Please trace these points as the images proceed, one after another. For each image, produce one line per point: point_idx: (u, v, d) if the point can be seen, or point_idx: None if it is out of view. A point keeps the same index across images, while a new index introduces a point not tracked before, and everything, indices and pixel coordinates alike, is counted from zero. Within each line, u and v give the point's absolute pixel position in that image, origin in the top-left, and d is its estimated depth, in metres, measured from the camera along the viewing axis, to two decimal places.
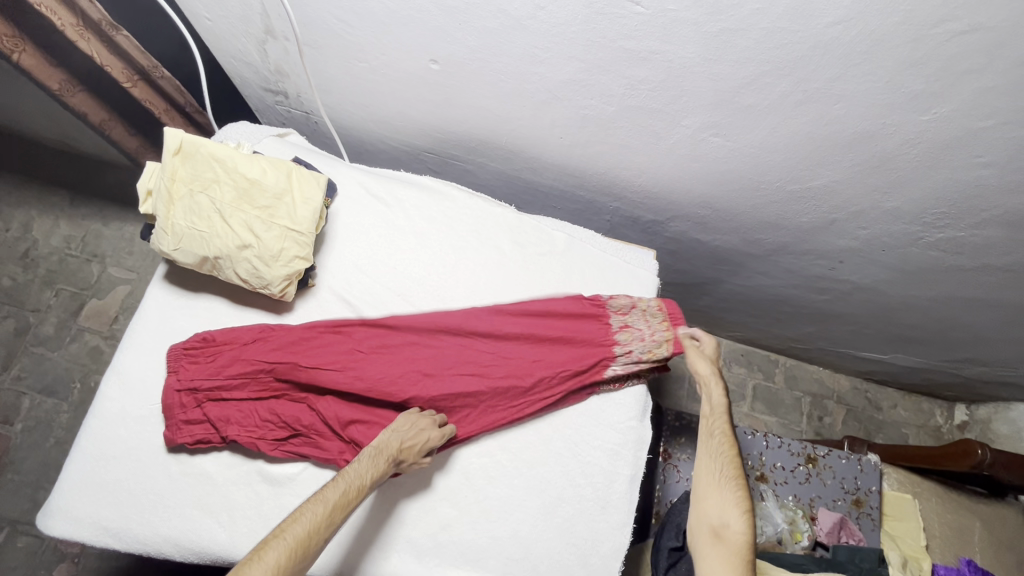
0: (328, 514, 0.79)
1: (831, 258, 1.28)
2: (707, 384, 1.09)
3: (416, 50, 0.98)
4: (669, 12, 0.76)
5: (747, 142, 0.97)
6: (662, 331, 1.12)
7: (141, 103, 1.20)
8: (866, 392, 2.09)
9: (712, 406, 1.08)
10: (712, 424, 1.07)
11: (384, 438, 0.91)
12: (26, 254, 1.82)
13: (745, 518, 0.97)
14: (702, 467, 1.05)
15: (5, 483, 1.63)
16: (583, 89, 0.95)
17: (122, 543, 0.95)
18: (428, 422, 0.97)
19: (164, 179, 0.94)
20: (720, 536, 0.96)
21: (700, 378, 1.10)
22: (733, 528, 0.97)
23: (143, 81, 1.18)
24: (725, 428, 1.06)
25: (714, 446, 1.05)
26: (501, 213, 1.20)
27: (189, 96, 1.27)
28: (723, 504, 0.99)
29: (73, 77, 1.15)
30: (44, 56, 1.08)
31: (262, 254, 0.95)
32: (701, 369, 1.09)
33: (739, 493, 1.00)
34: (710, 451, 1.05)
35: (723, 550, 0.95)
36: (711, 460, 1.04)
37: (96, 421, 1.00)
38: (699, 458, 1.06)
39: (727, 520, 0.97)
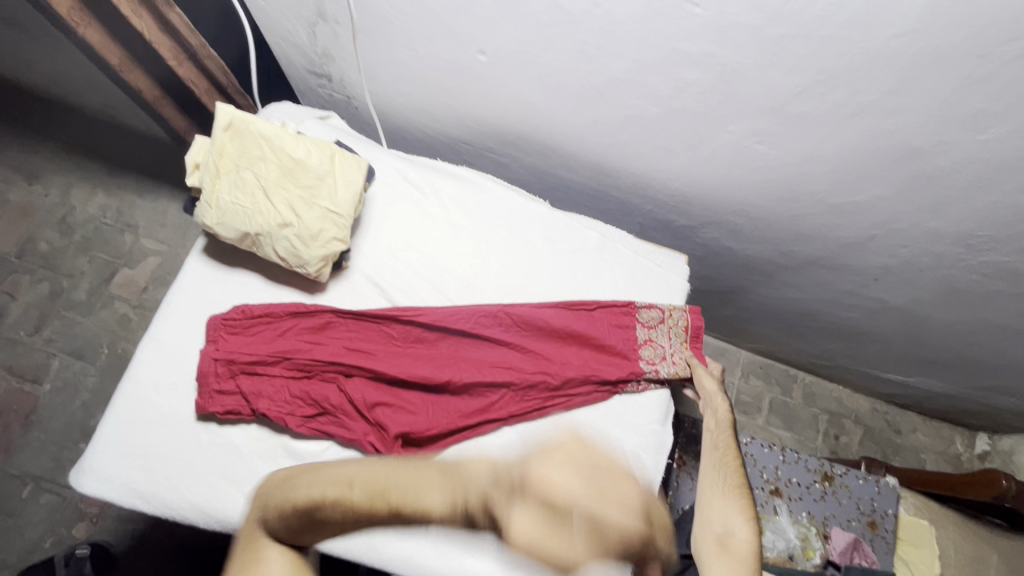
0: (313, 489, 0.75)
1: (864, 274, 1.26)
2: (711, 399, 1.11)
3: (466, 40, 0.98)
4: (728, 15, 0.75)
5: (792, 152, 0.96)
6: (684, 353, 1.14)
7: (184, 82, 1.23)
8: (886, 414, 2.05)
9: (718, 420, 1.09)
10: (715, 437, 1.08)
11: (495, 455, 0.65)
12: (63, 220, 1.89)
13: (749, 526, 0.99)
14: (704, 477, 1.06)
15: (31, 440, 1.69)
16: (630, 88, 0.95)
17: (150, 505, 0.97)
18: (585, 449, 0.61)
19: (213, 153, 0.95)
20: (724, 544, 0.97)
21: (705, 394, 1.11)
22: (737, 536, 0.97)
23: (190, 61, 1.21)
24: (728, 440, 1.07)
25: (717, 458, 1.06)
26: (534, 208, 1.20)
27: (231, 76, 1.29)
28: (727, 512, 1.00)
29: (125, 55, 1.18)
30: (106, 33, 1.11)
31: (302, 234, 0.96)
32: (707, 386, 1.11)
33: (741, 501, 1.01)
34: (714, 462, 1.06)
35: (728, 558, 0.95)
36: (715, 471, 1.05)
37: (131, 384, 1.03)
38: (703, 469, 1.07)
39: (732, 528, 0.98)
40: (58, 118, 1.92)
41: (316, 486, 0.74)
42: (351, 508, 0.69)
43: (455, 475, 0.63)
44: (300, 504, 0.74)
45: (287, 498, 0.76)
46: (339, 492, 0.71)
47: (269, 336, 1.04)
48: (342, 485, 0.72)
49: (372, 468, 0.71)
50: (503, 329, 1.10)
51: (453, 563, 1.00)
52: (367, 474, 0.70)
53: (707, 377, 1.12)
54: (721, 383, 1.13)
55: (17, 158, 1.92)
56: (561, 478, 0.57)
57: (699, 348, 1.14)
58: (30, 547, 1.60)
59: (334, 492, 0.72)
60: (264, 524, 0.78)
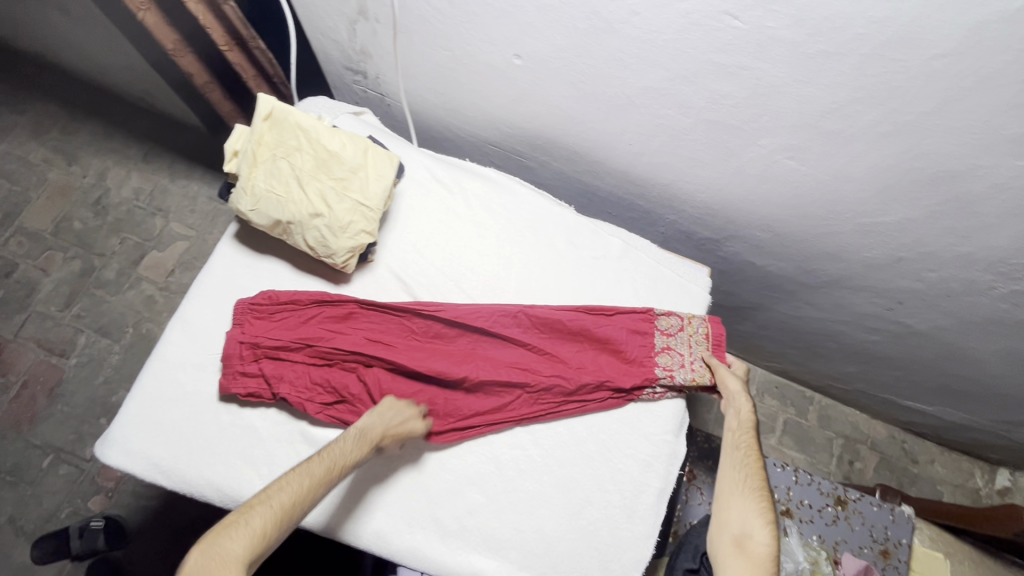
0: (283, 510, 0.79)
1: (889, 297, 1.24)
2: (733, 399, 1.08)
3: (502, 44, 1.00)
4: (767, 29, 0.76)
5: (823, 169, 0.96)
6: (703, 360, 1.12)
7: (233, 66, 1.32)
8: (903, 442, 2.01)
9: (740, 421, 1.07)
10: (736, 438, 1.06)
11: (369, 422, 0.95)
12: (99, 200, 1.96)
13: (769, 529, 0.94)
14: (724, 477, 1.02)
15: (55, 412, 1.75)
16: (662, 98, 0.95)
17: (169, 480, 1.00)
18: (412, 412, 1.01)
19: (251, 141, 0.98)
20: (742, 545, 0.93)
21: (727, 394, 1.09)
22: (756, 539, 0.93)
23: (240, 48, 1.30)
24: (751, 442, 1.04)
25: (738, 458, 1.03)
26: (559, 212, 1.21)
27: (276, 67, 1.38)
28: (747, 513, 0.96)
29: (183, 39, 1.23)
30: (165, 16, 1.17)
31: (332, 225, 0.98)
32: (730, 385, 1.09)
33: (762, 503, 0.97)
34: (735, 463, 1.03)
35: (745, 561, 0.91)
36: (735, 472, 1.02)
37: (158, 362, 1.06)
38: (723, 469, 1.04)
39: (750, 530, 0.94)
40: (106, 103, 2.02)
41: (253, 513, 0.77)
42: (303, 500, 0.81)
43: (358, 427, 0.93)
44: (249, 532, 0.75)
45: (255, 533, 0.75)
46: (288, 493, 0.80)
47: (294, 323, 1.06)
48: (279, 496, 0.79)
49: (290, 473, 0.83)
50: (523, 326, 1.11)
51: (458, 557, 1.01)
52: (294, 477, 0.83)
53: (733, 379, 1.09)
54: (744, 386, 1.10)
55: (61, 140, 2.01)
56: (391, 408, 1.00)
57: (721, 355, 1.13)
58: (46, 516, 1.67)
59: (282, 499, 0.79)
60: None
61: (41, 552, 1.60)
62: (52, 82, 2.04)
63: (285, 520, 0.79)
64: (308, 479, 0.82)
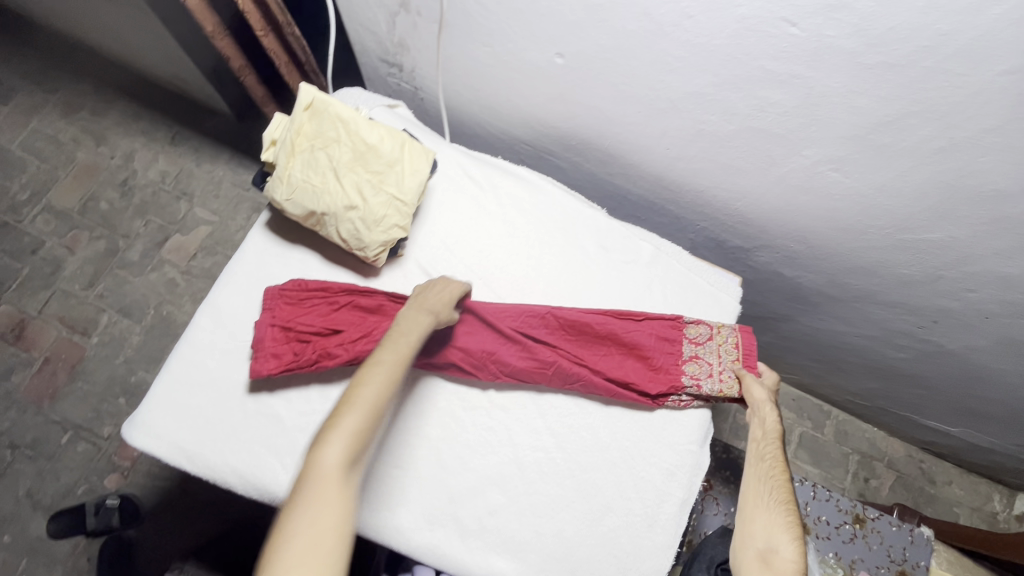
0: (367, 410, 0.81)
1: (922, 315, 1.22)
2: (760, 409, 1.05)
3: (546, 42, 0.98)
4: (826, 38, 0.74)
5: (868, 183, 0.94)
6: (732, 370, 1.09)
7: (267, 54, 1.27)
8: (921, 461, 1.98)
9: (765, 431, 1.04)
10: (762, 448, 1.04)
11: (416, 305, 0.97)
12: (126, 182, 1.98)
13: (795, 544, 0.94)
14: (750, 490, 1.01)
15: (75, 389, 1.77)
16: (706, 103, 0.94)
17: (194, 465, 1.01)
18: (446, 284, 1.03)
19: (291, 131, 0.97)
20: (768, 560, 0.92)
21: (753, 403, 1.06)
22: (782, 554, 0.93)
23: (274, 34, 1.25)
24: (777, 454, 1.02)
25: (764, 470, 1.02)
26: (591, 214, 1.20)
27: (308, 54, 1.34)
28: (772, 528, 0.95)
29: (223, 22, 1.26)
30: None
31: (366, 218, 0.98)
32: (756, 395, 1.06)
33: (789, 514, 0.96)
34: (761, 474, 1.01)
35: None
36: (760, 483, 1.01)
37: (186, 347, 1.06)
38: (748, 480, 1.02)
39: (776, 545, 0.93)
40: (137, 85, 2.05)
41: (341, 421, 0.79)
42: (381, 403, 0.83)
43: (407, 318, 0.94)
44: (342, 436, 0.78)
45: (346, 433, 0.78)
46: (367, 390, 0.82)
47: (325, 310, 1.06)
48: (361, 403, 0.81)
49: (363, 377, 0.84)
50: (548, 327, 1.10)
51: (477, 557, 1.01)
52: (371, 381, 0.84)
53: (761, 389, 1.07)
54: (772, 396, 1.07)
55: (90, 120, 2.03)
56: (431, 292, 1.01)
57: (752, 367, 1.10)
58: (63, 491, 1.69)
59: (365, 408, 0.81)
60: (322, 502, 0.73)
61: (57, 527, 1.62)
62: (86, 62, 2.06)
63: (373, 414, 0.81)
64: (385, 384, 0.84)
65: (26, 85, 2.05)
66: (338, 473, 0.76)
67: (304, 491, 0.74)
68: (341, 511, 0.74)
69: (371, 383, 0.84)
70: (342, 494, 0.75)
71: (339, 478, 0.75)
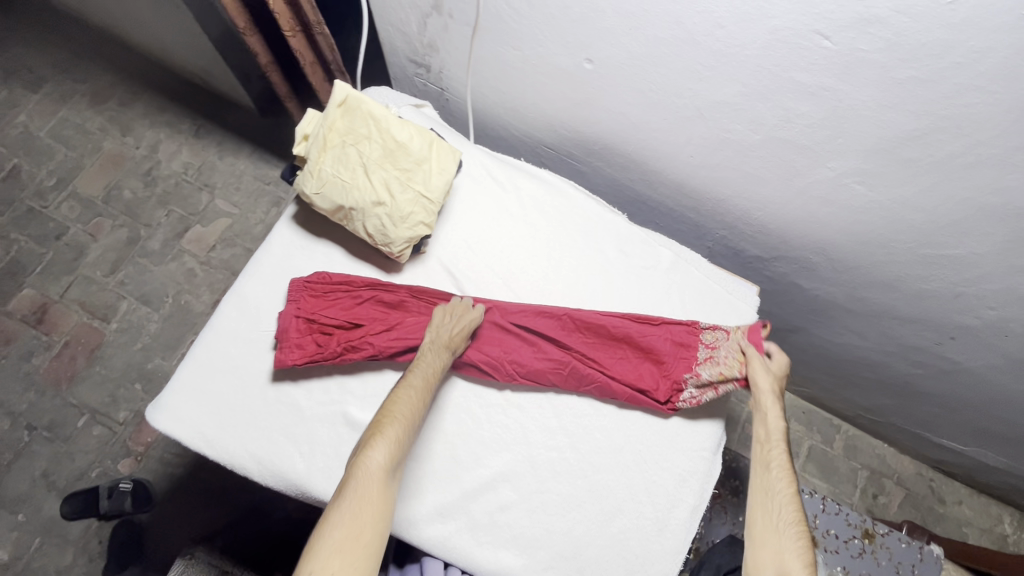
0: (402, 424, 0.93)
1: (940, 331, 1.22)
2: (764, 409, 1.06)
3: (576, 47, 1.00)
4: (858, 52, 0.75)
5: (892, 197, 0.94)
6: (737, 350, 1.09)
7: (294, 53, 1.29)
8: (930, 479, 1.96)
9: (769, 431, 1.05)
10: (767, 454, 1.04)
11: (437, 329, 1.04)
12: (149, 172, 2.01)
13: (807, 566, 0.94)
14: (760, 506, 1.00)
15: (93, 374, 1.80)
16: (732, 113, 0.95)
17: (213, 450, 1.02)
18: (461, 308, 1.07)
19: (323, 126, 0.99)
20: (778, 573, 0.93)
21: (759, 403, 1.06)
22: None
23: (302, 33, 1.28)
24: (782, 459, 1.03)
25: (771, 480, 1.02)
26: (612, 219, 1.21)
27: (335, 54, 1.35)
28: (785, 550, 0.95)
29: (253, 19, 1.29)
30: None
31: (393, 214, 1.00)
32: (762, 386, 1.06)
33: (795, 520, 0.97)
34: (768, 484, 1.02)
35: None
36: (767, 493, 1.01)
37: (210, 334, 1.08)
38: (757, 493, 1.02)
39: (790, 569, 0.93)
40: (165, 78, 2.09)
41: (385, 431, 0.92)
42: (416, 418, 0.96)
43: (430, 343, 1.02)
44: (382, 445, 0.90)
45: (384, 444, 0.90)
46: (403, 406, 0.95)
47: (348, 304, 1.08)
48: (400, 418, 0.94)
49: (400, 395, 0.96)
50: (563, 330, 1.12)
51: (486, 552, 1.02)
52: (408, 399, 0.96)
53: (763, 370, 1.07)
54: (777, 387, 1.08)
55: (117, 111, 2.07)
56: (450, 318, 1.05)
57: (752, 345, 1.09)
58: (77, 474, 1.72)
59: (402, 421, 0.94)
60: (366, 501, 0.86)
61: (70, 509, 1.65)
62: (117, 54, 2.10)
63: (407, 427, 0.94)
64: (419, 402, 0.97)
65: (57, 75, 2.09)
66: (381, 476, 0.88)
67: (352, 487, 0.86)
68: (384, 506, 0.87)
69: (405, 401, 0.96)
70: (383, 495, 0.87)
71: (382, 479, 0.88)
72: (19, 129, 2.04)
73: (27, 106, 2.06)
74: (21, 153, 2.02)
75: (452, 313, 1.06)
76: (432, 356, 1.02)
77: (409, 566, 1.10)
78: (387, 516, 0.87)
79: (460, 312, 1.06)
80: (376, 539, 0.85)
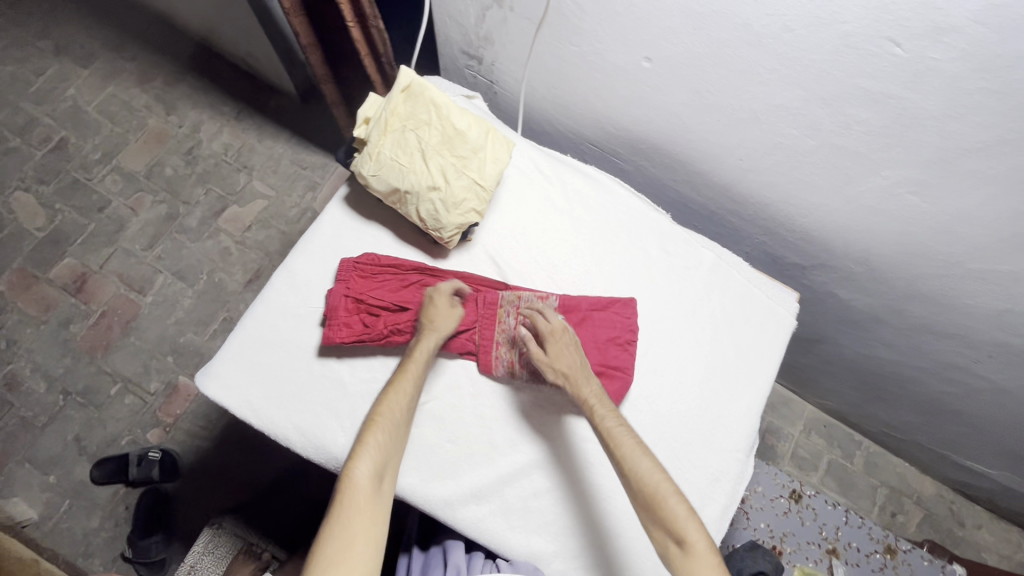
0: (391, 425, 0.95)
1: (978, 349, 1.21)
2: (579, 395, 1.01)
3: (636, 46, 1.01)
4: (930, 61, 0.76)
5: (946, 209, 0.95)
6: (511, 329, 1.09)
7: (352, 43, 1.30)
8: (951, 501, 1.94)
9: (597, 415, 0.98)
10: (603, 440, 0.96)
11: (421, 319, 1.05)
12: (191, 151, 2.06)
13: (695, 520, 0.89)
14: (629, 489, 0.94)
15: (128, 344, 1.85)
16: (790, 117, 0.96)
17: (258, 419, 1.05)
18: (440, 295, 1.07)
19: (386, 110, 1.02)
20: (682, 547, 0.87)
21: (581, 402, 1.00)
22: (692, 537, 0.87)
23: (359, 25, 1.29)
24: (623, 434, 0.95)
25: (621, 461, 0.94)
26: (656, 218, 1.22)
27: (388, 47, 1.36)
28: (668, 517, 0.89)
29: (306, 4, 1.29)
30: None
31: (447, 200, 1.02)
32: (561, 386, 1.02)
33: (665, 478, 0.91)
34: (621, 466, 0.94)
35: (690, 561, 0.86)
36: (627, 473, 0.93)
37: (261, 306, 1.11)
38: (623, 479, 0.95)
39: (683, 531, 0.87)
40: (211, 60, 2.13)
41: (369, 441, 0.92)
42: (403, 422, 0.97)
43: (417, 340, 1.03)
44: (370, 450, 0.92)
45: (367, 448, 0.92)
46: (389, 405, 0.97)
47: (395, 286, 1.11)
48: (385, 424, 0.95)
49: (386, 400, 0.97)
50: (608, 350, 1.10)
51: (518, 536, 1.03)
52: (394, 404, 0.97)
53: (550, 341, 1.04)
54: (575, 354, 1.04)
55: (163, 90, 2.12)
56: (430, 308, 1.06)
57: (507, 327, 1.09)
58: (108, 440, 1.76)
59: (389, 427, 0.95)
60: (353, 509, 0.86)
61: (100, 473, 1.70)
62: (166, 34, 2.15)
63: (393, 427, 0.95)
64: (406, 405, 0.98)
65: (107, 52, 2.15)
66: (370, 484, 0.89)
67: (340, 500, 0.86)
68: (379, 516, 0.87)
69: (395, 402, 0.97)
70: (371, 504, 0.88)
71: (373, 489, 0.89)
72: (68, 103, 2.10)
73: (77, 80, 2.12)
74: (68, 126, 2.07)
75: (434, 299, 1.06)
76: (422, 350, 1.02)
77: (433, 548, 1.12)
78: (380, 523, 0.87)
79: (436, 294, 1.07)
80: (373, 548, 0.85)
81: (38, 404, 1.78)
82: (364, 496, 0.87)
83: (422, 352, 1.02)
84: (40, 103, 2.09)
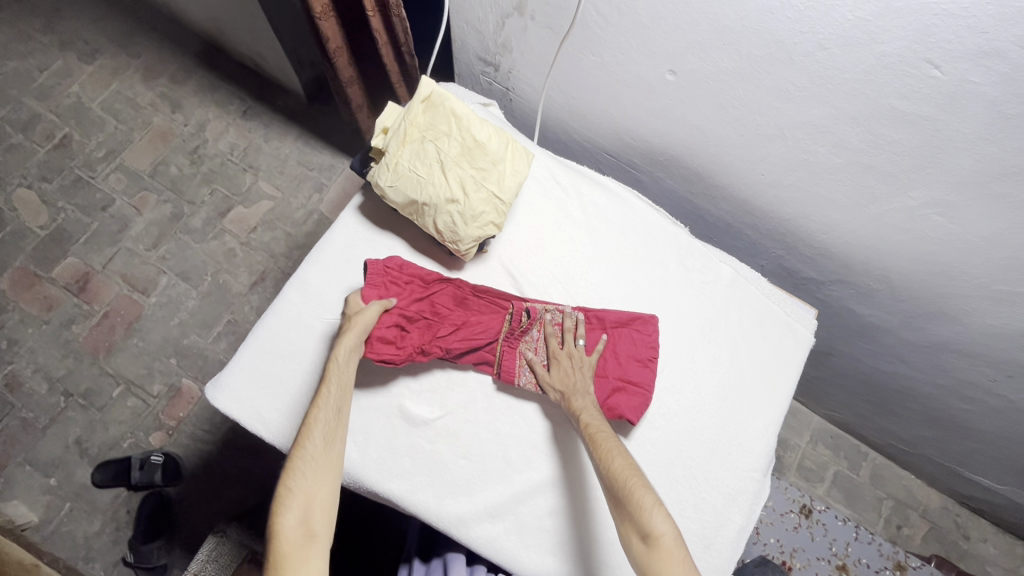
0: (309, 455, 0.89)
1: (999, 368, 1.19)
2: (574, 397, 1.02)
3: (659, 59, 1.00)
4: (968, 84, 0.75)
5: (974, 231, 0.93)
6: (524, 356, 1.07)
7: (373, 33, 1.26)
8: (957, 515, 1.91)
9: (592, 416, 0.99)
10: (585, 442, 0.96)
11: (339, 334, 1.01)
12: (196, 150, 2.03)
13: (664, 513, 0.84)
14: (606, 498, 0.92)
15: (131, 346, 1.82)
16: (817, 135, 0.94)
17: (269, 432, 1.03)
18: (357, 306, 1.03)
19: (406, 121, 1.00)
20: (648, 540, 0.83)
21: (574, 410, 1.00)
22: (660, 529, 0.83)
23: (381, 14, 1.24)
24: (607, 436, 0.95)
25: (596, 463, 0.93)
26: (674, 232, 1.20)
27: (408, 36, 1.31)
28: (633, 514, 0.84)
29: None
30: None
31: (465, 212, 1.00)
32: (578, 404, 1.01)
33: (629, 474, 0.88)
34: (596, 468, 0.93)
35: (658, 556, 0.81)
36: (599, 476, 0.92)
37: (274, 317, 1.09)
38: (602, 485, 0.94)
39: (648, 524, 0.83)
40: (219, 58, 2.11)
41: (289, 484, 0.86)
42: (331, 445, 0.91)
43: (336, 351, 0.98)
44: (289, 492, 0.85)
45: (288, 491, 0.86)
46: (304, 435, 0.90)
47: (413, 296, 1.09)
48: (301, 465, 0.88)
49: (301, 437, 0.90)
50: (629, 366, 1.08)
51: (533, 556, 1.01)
52: (310, 434, 0.90)
53: (555, 364, 1.05)
54: (580, 376, 1.04)
55: (169, 88, 2.09)
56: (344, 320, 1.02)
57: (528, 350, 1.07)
58: (110, 443, 1.74)
59: (306, 466, 0.88)
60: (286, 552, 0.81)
61: (103, 476, 1.68)
62: (173, 31, 2.13)
63: (314, 455, 0.89)
64: (326, 429, 0.91)
65: (112, 47, 2.12)
66: (300, 527, 0.83)
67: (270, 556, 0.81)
68: (311, 559, 0.82)
69: (315, 432, 0.91)
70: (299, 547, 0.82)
71: (302, 537, 0.83)
72: (71, 100, 2.07)
73: (81, 76, 2.09)
74: (72, 123, 2.04)
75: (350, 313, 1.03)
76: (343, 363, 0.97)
77: (435, 560, 1.10)
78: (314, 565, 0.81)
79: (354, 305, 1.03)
80: None
81: (38, 406, 1.76)
82: (291, 545, 0.82)
83: (336, 367, 0.96)
84: (44, 99, 2.06)
